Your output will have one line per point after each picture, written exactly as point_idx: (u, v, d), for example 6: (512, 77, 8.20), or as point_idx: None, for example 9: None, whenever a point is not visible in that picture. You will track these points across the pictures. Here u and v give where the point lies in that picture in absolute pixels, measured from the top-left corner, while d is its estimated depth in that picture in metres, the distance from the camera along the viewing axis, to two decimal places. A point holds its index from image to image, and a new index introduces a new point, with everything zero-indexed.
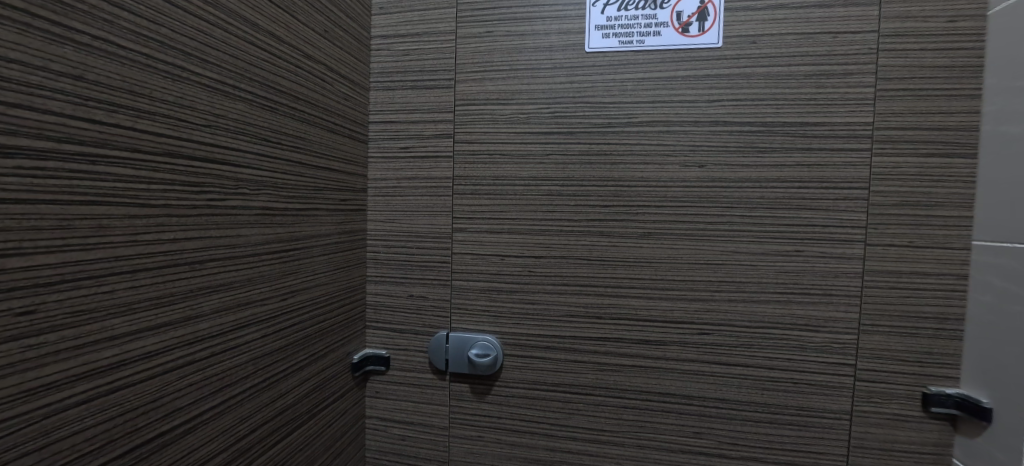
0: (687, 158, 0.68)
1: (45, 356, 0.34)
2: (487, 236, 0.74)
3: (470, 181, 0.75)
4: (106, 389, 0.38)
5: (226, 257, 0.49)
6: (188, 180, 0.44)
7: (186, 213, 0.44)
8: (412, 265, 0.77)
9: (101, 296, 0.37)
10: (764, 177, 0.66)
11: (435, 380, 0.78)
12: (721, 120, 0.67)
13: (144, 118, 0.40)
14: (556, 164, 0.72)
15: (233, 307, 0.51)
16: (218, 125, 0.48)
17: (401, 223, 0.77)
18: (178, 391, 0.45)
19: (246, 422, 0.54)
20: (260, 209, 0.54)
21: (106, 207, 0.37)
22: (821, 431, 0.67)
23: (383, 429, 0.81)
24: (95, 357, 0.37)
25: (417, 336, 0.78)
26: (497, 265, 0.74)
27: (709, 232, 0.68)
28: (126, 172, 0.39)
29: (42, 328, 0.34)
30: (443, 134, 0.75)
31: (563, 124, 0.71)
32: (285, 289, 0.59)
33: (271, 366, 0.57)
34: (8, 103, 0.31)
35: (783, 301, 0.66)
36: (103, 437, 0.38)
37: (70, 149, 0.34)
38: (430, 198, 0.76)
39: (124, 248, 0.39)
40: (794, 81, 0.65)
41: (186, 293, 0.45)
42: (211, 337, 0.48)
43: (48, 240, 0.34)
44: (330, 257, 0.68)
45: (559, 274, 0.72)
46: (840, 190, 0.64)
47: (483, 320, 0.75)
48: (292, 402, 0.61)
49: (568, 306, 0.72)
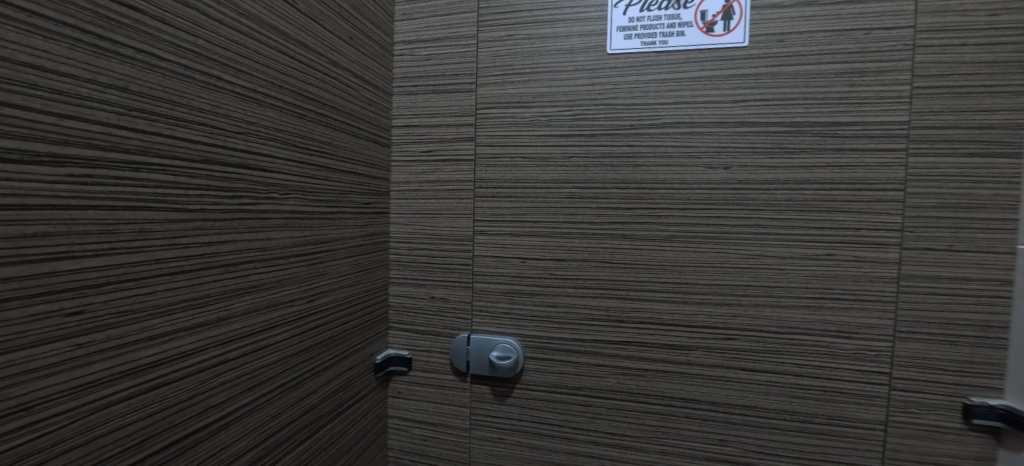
0: (711, 159, 0.66)
1: (92, 354, 0.35)
2: (507, 239, 0.75)
3: (491, 183, 0.75)
4: (144, 386, 0.40)
5: (258, 259, 0.51)
6: (222, 185, 0.46)
7: (220, 217, 0.46)
8: (433, 267, 0.78)
9: (143, 297, 0.39)
10: (793, 178, 0.64)
11: (455, 382, 0.78)
12: (747, 121, 0.65)
13: (182, 127, 0.42)
14: (577, 166, 0.71)
15: (262, 309, 0.52)
16: (250, 132, 0.49)
17: (423, 226, 0.78)
18: (211, 389, 0.46)
19: (275, 420, 0.55)
20: (289, 213, 0.55)
21: (147, 212, 0.39)
22: (854, 441, 0.64)
23: (405, 430, 0.82)
24: (136, 356, 0.39)
25: (437, 338, 0.79)
26: (518, 267, 0.74)
27: (735, 234, 0.66)
28: (166, 179, 0.40)
29: (88, 328, 0.35)
30: (464, 137, 0.76)
31: (584, 126, 0.71)
32: (312, 291, 0.60)
33: (298, 366, 0.59)
34: (60, 115, 0.32)
35: (813, 307, 0.64)
36: (142, 433, 0.40)
37: (116, 157, 0.36)
38: (451, 201, 0.77)
39: (164, 251, 0.40)
40: (824, 79, 0.63)
41: (220, 294, 0.47)
42: (240, 338, 0.49)
43: (95, 244, 0.35)
44: (354, 259, 0.70)
45: (580, 277, 0.72)
46: (873, 192, 0.62)
47: (504, 322, 0.76)
48: (318, 400, 0.63)
49: (590, 311, 0.72)
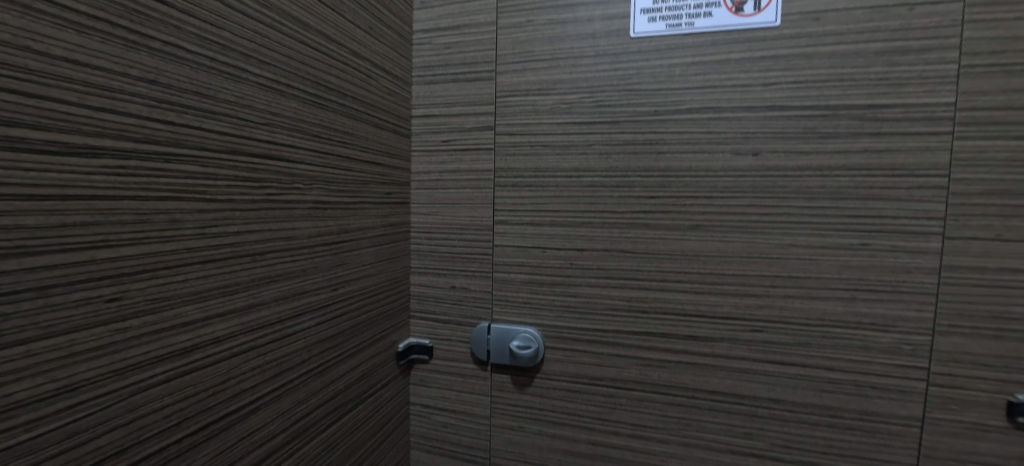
0: (738, 146, 0.64)
1: (131, 339, 0.37)
2: (527, 229, 0.74)
3: (511, 172, 0.74)
4: (180, 371, 0.41)
5: (284, 249, 0.52)
6: (248, 176, 0.47)
7: (247, 207, 0.47)
8: (454, 257, 0.78)
9: (176, 285, 0.40)
10: (826, 165, 0.61)
11: (475, 371, 0.79)
12: (777, 105, 0.62)
13: (209, 118, 0.42)
14: (599, 154, 0.70)
15: (290, 297, 0.53)
16: (274, 123, 0.50)
17: (443, 215, 0.78)
18: (242, 374, 0.48)
19: (302, 405, 0.57)
20: (313, 203, 0.56)
21: (178, 202, 0.40)
22: (888, 438, 0.62)
23: (427, 416, 0.83)
24: (172, 341, 0.40)
25: (458, 327, 0.79)
26: (538, 257, 0.74)
27: (763, 223, 0.64)
28: (195, 169, 0.41)
29: (127, 314, 0.36)
30: (484, 126, 0.75)
31: (606, 113, 0.69)
32: (336, 280, 0.61)
33: (324, 353, 0.60)
34: (95, 108, 0.33)
35: (846, 298, 0.62)
36: (178, 415, 0.41)
37: (148, 149, 0.37)
38: (471, 191, 0.77)
39: (195, 240, 0.42)
40: (862, 59, 0.59)
41: (249, 282, 0.48)
42: (269, 325, 0.51)
43: (131, 233, 0.36)
44: (376, 249, 0.71)
45: (601, 267, 0.71)
46: (914, 178, 0.59)
47: (524, 312, 0.75)
48: (343, 387, 0.64)
49: (611, 301, 0.71)
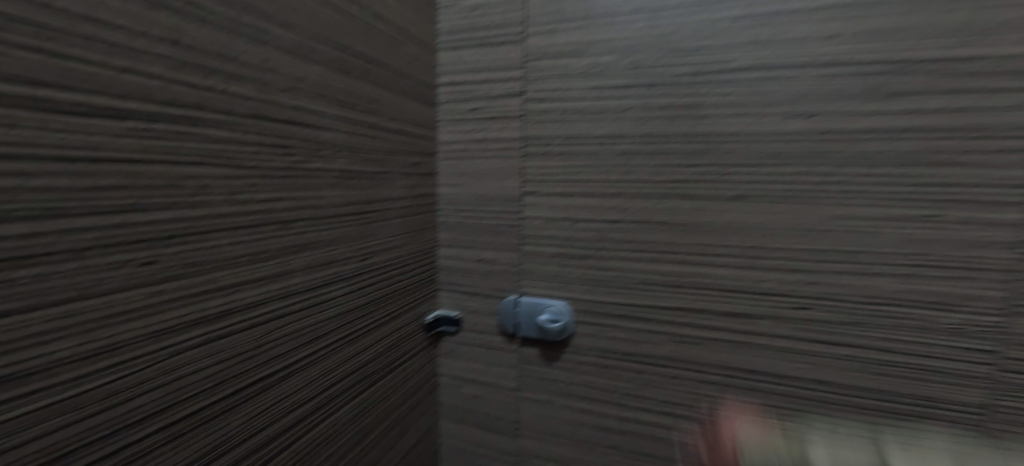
0: (789, 108, 0.59)
1: (167, 303, 0.37)
2: (557, 200, 0.71)
3: (540, 141, 0.71)
4: (215, 335, 0.42)
5: (312, 217, 0.52)
6: (275, 143, 0.46)
7: (275, 174, 0.47)
8: (481, 229, 0.77)
9: (208, 251, 0.40)
10: (891, 127, 0.55)
11: (503, 343, 0.79)
12: (837, 61, 0.56)
13: (233, 82, 0.42)
14: (634, 120, 0.66)
15: (319, 265, 0.53)
16: (299, 89, 0.49)
17: (470, 187, 0.77)
18: (275, 341, 0.48)
19: (334, 372, 0.58)
20: (340, 171, 0.56)
21: (206, 168, 0.40)
22: (946, 424, 0.58)
23: (455, 387, 0.84)
24: (206, 305, 0.41)
25: (485, 299, 0.79)
26: (567, 229, 0.71)
27: (814, 193, 0.59)
28: (222, 135, 0.41)
29: (161, 278, 0.37)
30: (512, 93, 0.72)
31: (642, 75, 0.65)
32: (365, 250, 0.61)
33: (354, 322, 0.60)
34: (120, 69, 0.33)
35: (906, 274, 0.57)
36: (215, 378, 0.42)
37: (173, 113, 0.37)
38: (499, 161, 0.74)
39: (224, 206, 0.41)
40: (941, 5, 0.52)
41: (279, 250, 0.48)
42: (300, 293, 0.51)
43: (161, 197, 0.36)
44: (404, 220, 0.70)
45: (634, 240, 0.68)
46: (997, 140, 0.51)
47: (552, 286, 0.74)
48: (373, 356, 0.65)
49: (644, 275, 0.68)
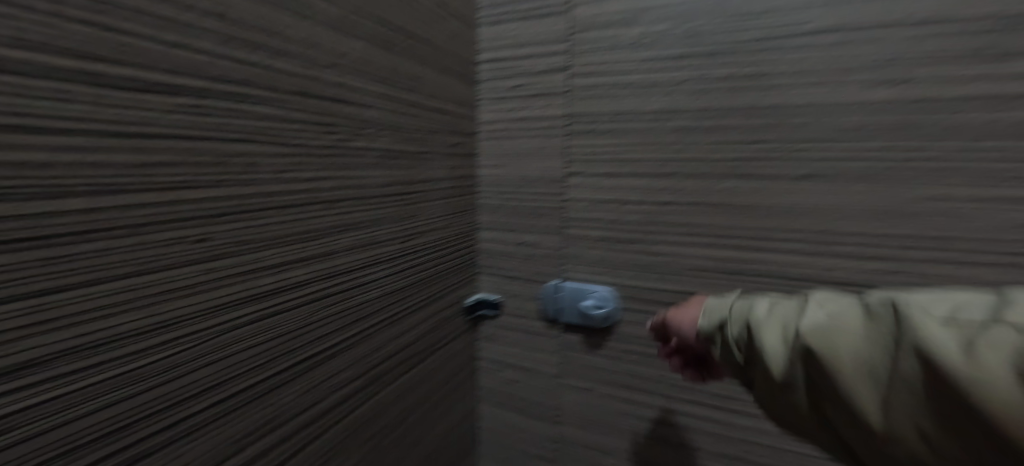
0: (872, 75, 0.52)
1: (219, 280, 0.38)
2: (602, 181, 0.68)
3: (585, 118, 0.68)
4: (265, 313, 0.42)
5: (356, 197, 0.51)
6: (319, 121, 0.46)
7: (320, 153, 0.46)
8: (523, 212, 0.75)
9: (257, 229, 0.40)
10: (999, 93, 0.48)
11: (544, 329, 0.77)
12: (933, 18, 0.49)
13: (279, 58, 0.41)
14: (689, 93, 0.61)
15: (363, 246, 0.53)
16: (343, 65, 0.48)
17: (512, 168, 0.74)
18: (321, 320, 0.48)
19: (378, 353, 0.58)
20: (382, 151, 0.55)
21: (254, 145, 0.39)
22: None
23: (495, 371, 0.83)
24: (256, 283, 0.41)
25: (526, 284, 0.77)
26: (614, 212, 0.68)
27: (899, 171, 0.53)
28: (269, 112, 0.40)
29: (214, 255, 0.37)
30: (556, 68, 0.69)
31: (700, 44, 0.60)
32: (407, 231, 0.60)
33: (397, 303, 0.60)
34: (170, 44, 0.32)
35: (1009, 264, 0.50)
36: (266, 355, 0.43)
37: (222, 89, 0.36)
38: (542, 140, 0.71)
39: (272, 185, 0.41)
40: None
41: (325, 229, 0.48)
42: (345, 273, 0.51)
43: (212, 174, 0.36)
44: (445, 201, 0.69)
45: (687, 222, 0.64)
46: None
47: (597, 271, 0.71)
48: (415, 337, 0.65)
49: (697, 261, 0.64)
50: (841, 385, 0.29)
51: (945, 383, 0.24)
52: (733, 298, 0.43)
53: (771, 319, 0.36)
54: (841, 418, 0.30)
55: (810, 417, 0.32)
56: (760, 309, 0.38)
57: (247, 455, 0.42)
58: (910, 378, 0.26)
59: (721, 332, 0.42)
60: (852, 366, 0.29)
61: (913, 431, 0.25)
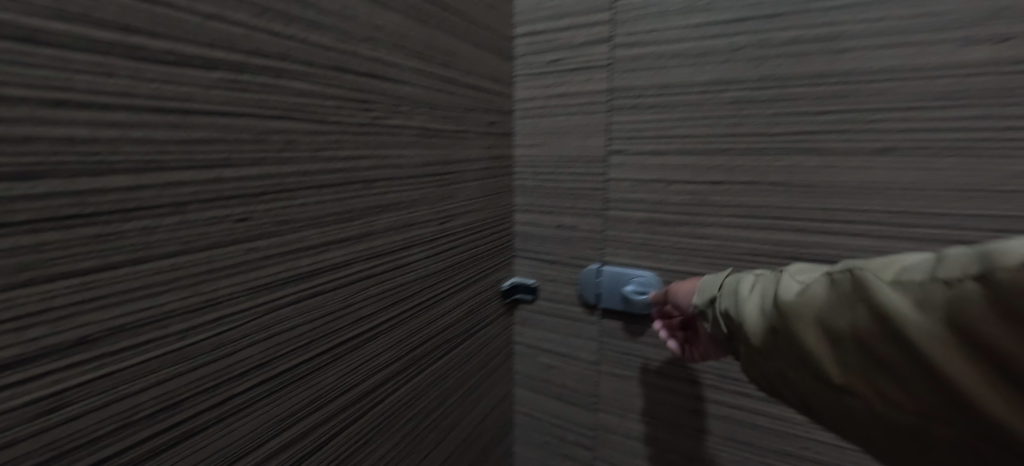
0: (968, 32, 0.46)
1: (261, 260, 0.37)
2: (647, 160, 0.64)
3: (629, 92, 0.64)
4: (306, 293, 0.42)
5: (393, 178, 0.50)
6: (356, 97, 0.44)
7: (357, 131, 0.45)
8: (561, 193, 0.72)
9: (297, 208, 0.40)
10: None
11: (583, 314, 0.74)
12: None
13: (314, 31, 0.39)
14: (747, 60, 0.56)
15: (401, 227, 0.52)
16: (378, 39, 0.46)
17: (550, 147, 0.71)
18: (361, 302, 0.48)
19: (417, 335, 0.57)
20: (419, 129, 0.53)
21: (291, 122, 0.38)
22: None
23: (531, 356, 0.82)
24: (297, 264, 0.40)
25: (564, 268, 0.74)
26: (660, 192, 0.64)
27: (995, 143, 0.46)
28: (305, 88, 0.39)
29: (255, 235, 0.36)
30: (597, 39, 0.64)
31: (761, 5, 0.54)
32: (444, 213, 0.59)
33: (435, 286, 0.59)
34: (205, 15, 0.31)
35: None
36: (308, 335, 0.42)
37: (258, 63, 0.35)
38: (582, 118, 0.68)
39: (311, 163, 0.40)
40: None
41: (363, 210, 0.47)
42: (383, 255, 0.50)
43: (251, 152, 0.35)
44: (481, 183, 0.67)
45: (740, 203, 0.59)
46: None
47: (640, 255, 0.67)
48: (452, 321, 0.64)
49: (751, 245, 0.59)
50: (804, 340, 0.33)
51: (891, 327, 0.28)
52: (722, 277, 0.49)
53: (756, 295, 0.40)
54: (802, 372, 0.34)
55: (777, 377, 0.36)
56: (748, 285, 0.43)
57: (291, 434, 0.42)
58: (860, 327, 0.30)
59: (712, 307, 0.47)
60: (814, 322, 0.33)
61: (865, 375, 0.30)
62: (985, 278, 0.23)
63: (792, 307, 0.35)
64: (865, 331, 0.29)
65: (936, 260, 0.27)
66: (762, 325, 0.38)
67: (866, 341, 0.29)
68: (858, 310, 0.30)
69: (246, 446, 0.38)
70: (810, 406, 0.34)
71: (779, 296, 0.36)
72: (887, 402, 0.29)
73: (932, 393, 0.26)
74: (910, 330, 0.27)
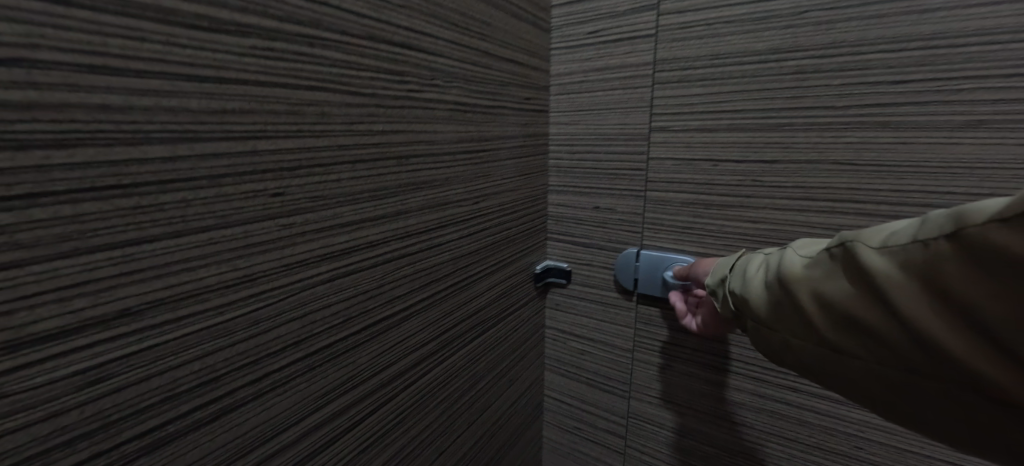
0: None
1: (297, 236, 0.36)
2: (694, 138, 0.60)
3: (676, 64, 0.59)
4: (341, 271, 0.41)
5: (427, 155, 0.48)
6: (390, 69, 0.42)
7: (391, 104, 0.43)
8: (598, 174, 0.68)
9: (331, 184, 0.38)
10: None
11: (618, 300, 0.71)
12: None
13: None
14: (813, 25, 0.50)
15: (434, 205, 0.50)
16: (412, 6, 0.44)
17: (588, 125, 0.68)
18: (396, 281, 0.47)
19: (450, 316, 0.56)
20: (453, 104, 0.51)
21: (325, 94, 0.37)
22: None
23: (563, 341, 0.80)
24: (332, 241, 0.39)
25: (600, 252, 0.71)
26: (707, 172, 0.60)
27: None
28: (339, 58, 0.37)
29: (290, 210, 0.35)
30: (643, 6, 0.60)
31: None
32: (478, 192, 0.57)
33: (468, 267, 0.58)
34: None
35: None
36: (343, 313, 0.42)
37: (291, 30, 0.33)
38: (623, 92, 0.64)
39: (345, 137, 0.39)
40: None
41: (397, 187, 0.45)
42: (417, 234, 0.49)
43: (286, 124, 0.34)
44: (516, 161, 0.64)
45: (798, 184, 0.54)
46: None
47: (682, 239, 0.64)
48: (485, 303, 0.62)
49: (808, 229, 0.55)
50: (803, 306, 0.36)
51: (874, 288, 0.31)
52: (735, 259, 0.50)
53: (756, 271, 0.44)
54: (806, 340, 0.36)
55: (780, 348, 0.39)
56: (749, 263, 0.46)
57: (327, 412, 0.42)
58: (850, 292, 0.33)
59: (716, 288, 0.50)
60: (810, 290, 0.36)
61: (854, 335, 0.33)
62: (954, 235, 0.27)
63: (789, 280, 0.38)
64: (855, 294, 0.32)
65: (912, 224, 0.31)
66: (761, 300, 0.41)
67: (855, 304, 0.32)
68: (848, 276, 0.33)
69: (283, 422, 0.38)
70: (811, 371, 0.37)
71: (781, 268, 0.39)
72: (876, 357, 0.32)
73: (910, 344, 0.29)
74: (891, 289, 0.30)
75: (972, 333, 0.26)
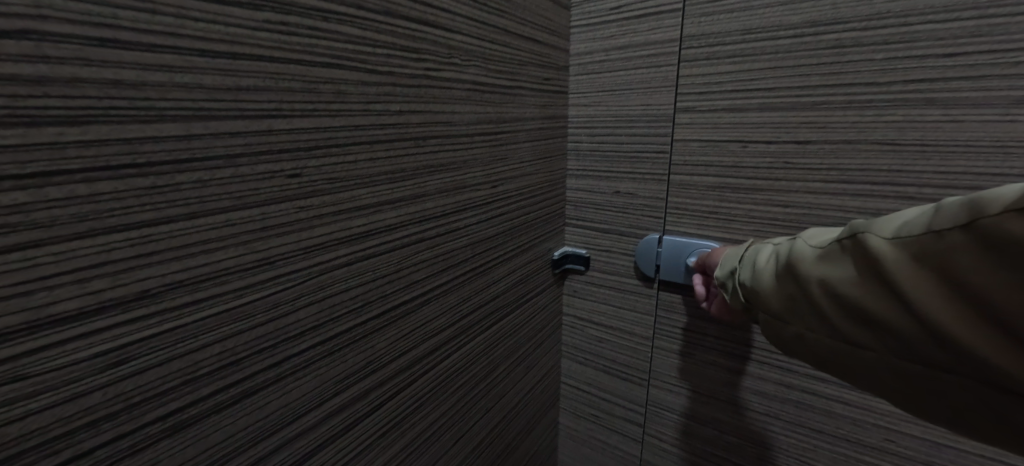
0: None
1: (314, 219, 0.36)
2: (722, 118, 0.57)
3: (704, 40, 0.56)
4: (359, 255, 0.40)
5: (445, 136, 0.47)
6: (407, 46, 0.41)
7: (408, 83, 0.42)
8: (619, 157, 0.66)
9: (349, 166, 0.37)
10: None
11: (638, 287, 0.70)
12: None
13: None
14: None
15: (453, 189, 0.49)
16: None
17: (609, 105, 0.65)
18: (414, 265, 0.46)
19: (468, 302, 0.55)
20: (471, 84, 0.49)
21: (342, 71, 0.35)
22: None
23: (581, 329, 0.79)
24: (350, 224, 0.38)
25: (620, 238, 0.69)
26: (735, 154, 0.57)
27: None
28: (354, 33, 0.36)
29: (307, 192, 0.35)
30: None
31: None
32: (496, 175, 0.56)
33: (486, 253, 0.57)
34: None
35: None
36: (362, 298, 0.41)
37: (306, 4, 0.32)
38: (646, 71, 0.61)
39: (362, 117, 0.38)
40: None
41: (415, 169, 0.44)
42: (435, 218, 0.48)
43: (302, 103, 0.33)
44: (535, 144, 0.62)
45: (834, 167, 0.51)
46: None
47: (707, 224, 0.61)
48: (503, 289, 0.61)
49: (843, 214, 0.52)
50: (813, 296, 0.36)
51: (882, 276, 0.31)
52: (743, 249, 0.50)
53: (764, 259, 0.43)
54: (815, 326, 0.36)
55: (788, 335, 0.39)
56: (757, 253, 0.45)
57: (347, 396, 0.42)
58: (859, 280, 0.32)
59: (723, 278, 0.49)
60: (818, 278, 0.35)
61: (864, 323, 0.32)
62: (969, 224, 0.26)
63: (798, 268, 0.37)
64: (865, 282, 0.32)
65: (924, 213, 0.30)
66: (769, 287, 0.40)
67: (865, 292, 0.32)
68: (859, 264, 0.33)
69: (304, 406, 0.38)
70: (819, 360, 0.37)
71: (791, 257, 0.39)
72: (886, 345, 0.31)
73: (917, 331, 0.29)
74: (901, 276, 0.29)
75: (984, 320, 0.26)
